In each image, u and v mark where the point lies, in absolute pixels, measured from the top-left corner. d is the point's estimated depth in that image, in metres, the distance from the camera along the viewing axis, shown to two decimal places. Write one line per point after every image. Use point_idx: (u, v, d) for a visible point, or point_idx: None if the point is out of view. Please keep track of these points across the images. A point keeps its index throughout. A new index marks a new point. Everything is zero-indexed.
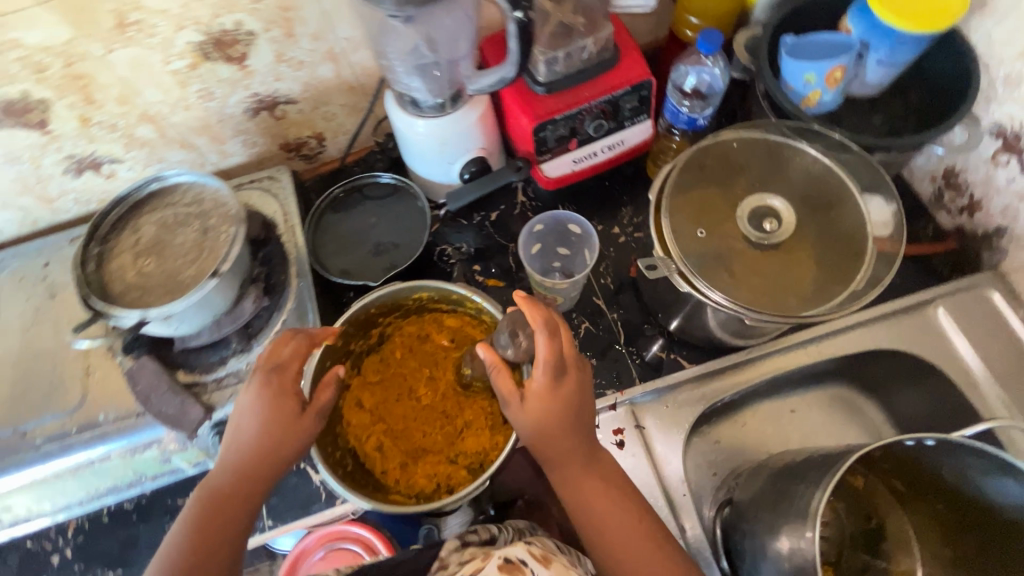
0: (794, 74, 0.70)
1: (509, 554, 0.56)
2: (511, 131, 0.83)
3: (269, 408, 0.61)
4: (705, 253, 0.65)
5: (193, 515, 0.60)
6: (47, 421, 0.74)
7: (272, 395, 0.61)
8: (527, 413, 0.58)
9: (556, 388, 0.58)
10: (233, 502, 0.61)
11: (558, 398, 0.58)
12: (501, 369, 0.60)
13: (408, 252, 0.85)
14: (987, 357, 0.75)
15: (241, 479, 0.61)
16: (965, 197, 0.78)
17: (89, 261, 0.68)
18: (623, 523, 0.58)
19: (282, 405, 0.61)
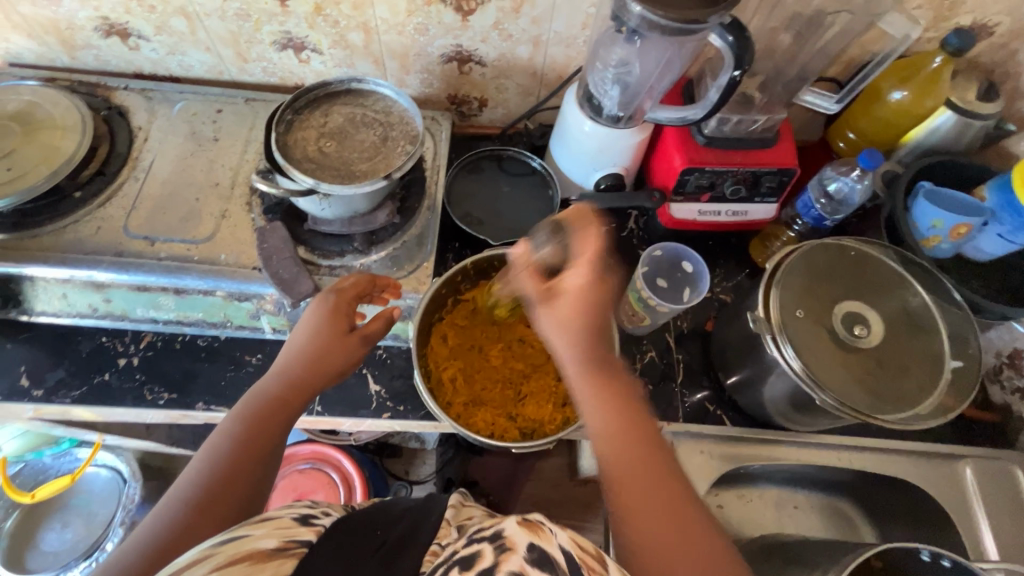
0: (923, 216, 0.79)
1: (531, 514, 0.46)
2: (657, 164, 0.90)
3: (321, 324, 0.68)
4: (799, 330, 0.72)
5: (237, 415, 0.61)
6: (175, 240, 0.80)
7: (333, 321, 0.68)
8: (557, 315, 0.57)
9: (576, 302, 0.57)
10: (280, 406, 0.63)
11: (586, 306, 0.57)
12: (529, 272, 0.61)
13: (526, 226, 0.94)
14: (995, 523, 0.80)
15: (291, 390, 0.64)
16: (1022, 379, 0.85)
17: (282, 124, 0.76)
18: (637, 459, 0.52)
19: (340, 330, 0.68)
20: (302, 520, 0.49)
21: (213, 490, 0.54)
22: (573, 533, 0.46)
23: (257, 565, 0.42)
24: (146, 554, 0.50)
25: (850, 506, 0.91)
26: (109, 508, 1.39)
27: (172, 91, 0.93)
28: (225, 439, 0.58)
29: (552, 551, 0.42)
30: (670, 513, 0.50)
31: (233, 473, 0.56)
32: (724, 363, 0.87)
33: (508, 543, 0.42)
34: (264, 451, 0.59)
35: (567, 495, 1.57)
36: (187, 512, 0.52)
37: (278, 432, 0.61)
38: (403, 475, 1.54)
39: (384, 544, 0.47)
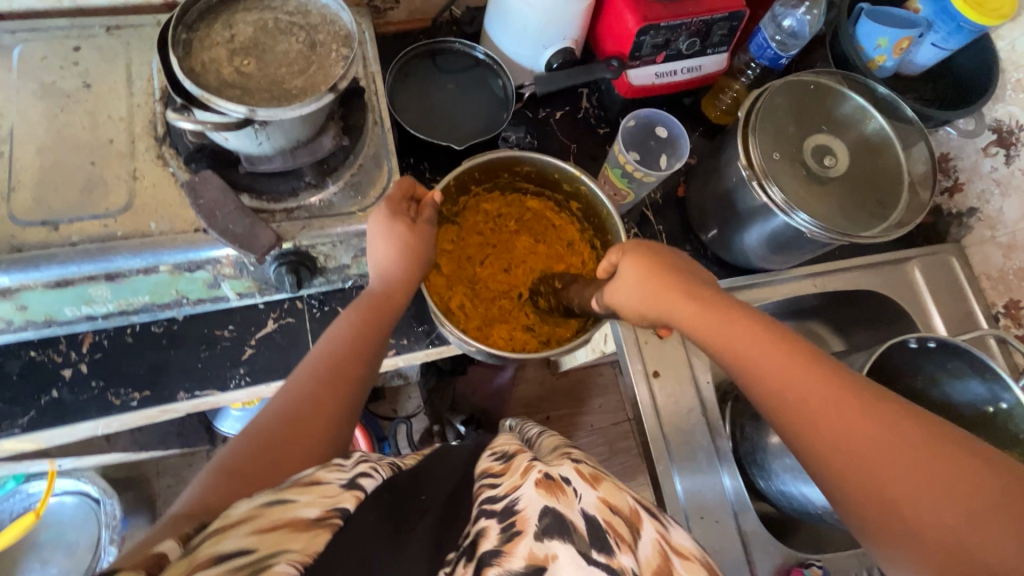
0: (868, 37, 0.81)
1: (550, 471, 0.47)
2: (607, 31, 0.85)
3: (384, 224, 0.61)
4: (780, 171, 0.74)
5: (351, 309, 0.63)
6: (85, 219, 0.65)
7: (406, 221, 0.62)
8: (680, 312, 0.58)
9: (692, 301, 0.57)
10: (379, 309, 0.62)
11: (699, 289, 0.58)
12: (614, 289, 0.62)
13: (482, 125, 0.87)
14: (942, 307, 0.92)
15: (387, 299, 0.63)
16: (949, 180, 0.95)
17: (178, 46, 0.61)
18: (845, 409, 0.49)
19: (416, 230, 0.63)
20: (347, 484, 0.45)
21: (333, 368, 0.58)
22: (603, 491, 0.48)
23: (292, 536, 0.38)
24: (280, 411, 0.55)
25: (819, 326, 1.02)
26: (90, 531, 1.29)
27: (0, 32, 0.72)
28: (342, 327, 0.61)
29: (570, 513, 0.43)
30: (899, 434, 0.46)
31: (341, 360, 0.59)
32: (703, 222, 0.90)
33: (518, 524, 0.41)
34: (374, 351, 0.61)
35: (554, 389, 1.67)
36: (312, 383, 0.57)
37: (382, 332, 0.62)
38: (393, 414, 1.58)
39: (430, 510, 0.47)
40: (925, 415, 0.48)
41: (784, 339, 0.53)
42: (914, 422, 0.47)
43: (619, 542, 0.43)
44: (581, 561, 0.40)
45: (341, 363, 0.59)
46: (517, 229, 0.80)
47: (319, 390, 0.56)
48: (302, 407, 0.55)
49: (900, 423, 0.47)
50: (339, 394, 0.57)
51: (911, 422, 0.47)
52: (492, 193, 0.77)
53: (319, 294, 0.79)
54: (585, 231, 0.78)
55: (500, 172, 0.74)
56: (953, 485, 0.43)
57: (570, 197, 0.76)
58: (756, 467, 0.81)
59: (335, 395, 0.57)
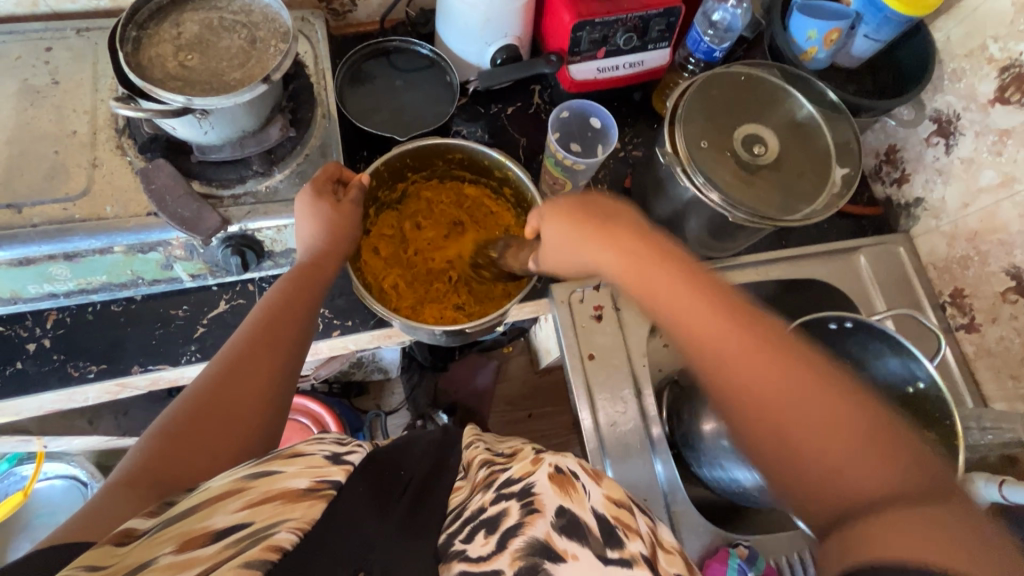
0: (800, 30, 0.83)
1: (558, 464, 0.48)
2: (548, 28, 0.89)
3: (309, 205, 0.66)
4: (704, 158, 0.77)
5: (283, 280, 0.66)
6: (47, 203, 0.71)
7: (328, 201, 0.67)
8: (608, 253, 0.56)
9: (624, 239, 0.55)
10: (311, 277, 0.66)
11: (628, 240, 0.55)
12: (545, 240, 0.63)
13: (431, 118, 0.91)
14: (888, 296, 0.93)
15: (315, 269, 0.67)
16: (897, 171, 0.96)
17: (127, 43, 0.66)
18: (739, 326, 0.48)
19: (338, 207, 0.67)
20: (332, 459, 0.50)
21: (263, 329, 0.61)
22: (606, 486, 0.48)
23: (288, 505, 0.42)
24: (214, 374, 0.58)
25: None
26: None
27: None
28: (274, 295, 0.65)
29: (583, 513, 0.43)
30: (799, 381, 0.45)
31: (272, 321, 0.62)
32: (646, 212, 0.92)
33: (536, 503, 0.43)
34: (307, 312, 0.65)
35: (533, 386, 1.68)
36: (243, 344, 0.60)
37: (314, 296, 0.66)
38: (374, 407, 1.62)
39: (410, 489, 0.49)
40: (835, 376, 0.45)
41: (705, 280, 0.51)
42: (819, 375, 0.45)
43: (626, 531, 0.44)
44: (599, 563, 0.40)
45: (272, 325, 0.62)
46: (457, 214, 0.83)
47: (249, 349, 0.60)
48: (234, 369, 0.58)
49: (811, 372, 0.45)
50: (271, 354, 0.60)
51: (822, 372, 0.45)
52: (431, 180, 0.81)
53: (271, 277, 0.84)
54: (520, 217, 0.81)
55: (434, 159, 0.78)
56: (846, 432, 0.42)
57: (502, 183, 0.79)
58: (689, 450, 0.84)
59: (266, 354, 0.60)
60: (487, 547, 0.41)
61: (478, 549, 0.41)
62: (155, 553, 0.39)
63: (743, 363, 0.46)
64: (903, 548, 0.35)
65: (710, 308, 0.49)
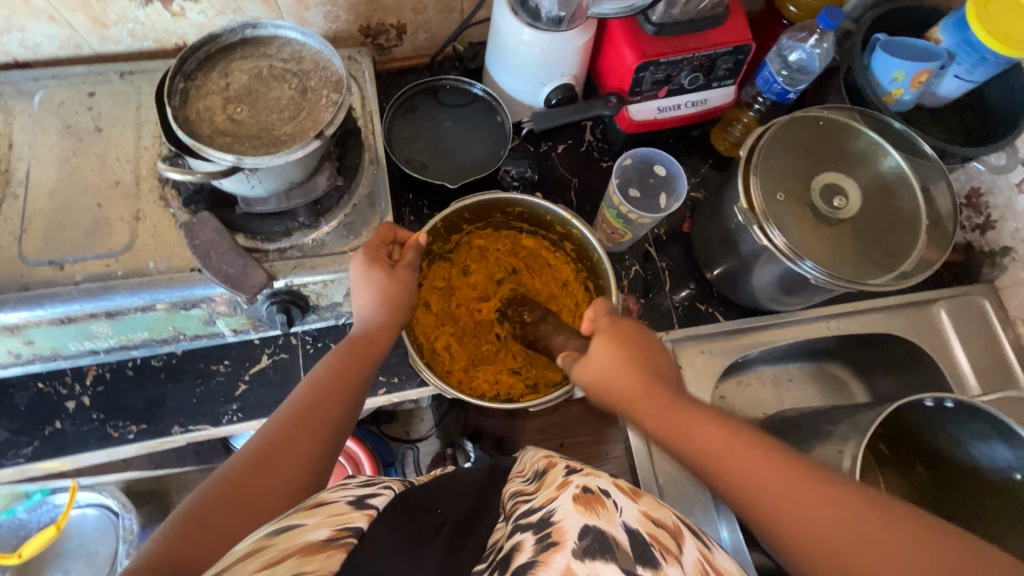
0: (884, 70, 0.76)
1: (587, 485, 0.44)
2: (607, 66, 0.84)
3: (365, 271, 0.63)
4: (782, 213, 0.71)
5: (335, 353, 0.62)
6: (89, 259, 0.68)
7: (384, 267, 0.63)
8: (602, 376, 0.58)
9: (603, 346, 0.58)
10: (367, 351, 0.63)
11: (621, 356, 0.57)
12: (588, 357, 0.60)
13: (480, 160, 0.86)
14: (973, 353, 0.85)
15: (369, 344, 0.63)
16: (981, 217, 0.88)
17: (174, 96, 0.63)
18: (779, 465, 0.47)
19: (394, 274, 0.64)
20: (357, 504, 0.44)
21: (310, 408, 0.56)
22: (645, 505, 0.44)
23: (307, 558, 0.37)
24: (253, 458, 0.52)
25: (839, 367, 0.96)
26: (108, 544, 1.33)
27: (24, 80, 0.76)
28: (324, 369, 0.60)
29: (613, 529, 0.40)
30: (790, 482, 0.46)
31: (321, 401, 0.57)
32: (708, 260, 0.87)
33: (555, 535, 0.39)
34: (358, 391, 0.61)
35: (567, 417, 1.63)
36: (288, 426, 0.55)
37: (366, 374, 0.62)
38: (404, 436, 1.58)
39: (445, 528, 0.46)
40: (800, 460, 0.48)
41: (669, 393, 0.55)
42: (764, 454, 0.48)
43: (665, 555, 0.40)
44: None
45: (319, 405, 0.57)
46: (513, 266, 0.79)
47: (296, 432, 0.54)
48: (277, 453, 0.52)
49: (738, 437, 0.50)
50: (317, 439, 0.55)
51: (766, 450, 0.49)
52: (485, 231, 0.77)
53: (314, 330, 0.80)
54: (580, 272, 0.77)
55: (492, 211, 0.73)
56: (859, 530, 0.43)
57: (564, 237, 0.74)
58: None
59: (311, 442, 0.55)
60: None
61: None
62: None
63: (794, 498, 0.45)
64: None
65: (722, 431, 0.51)
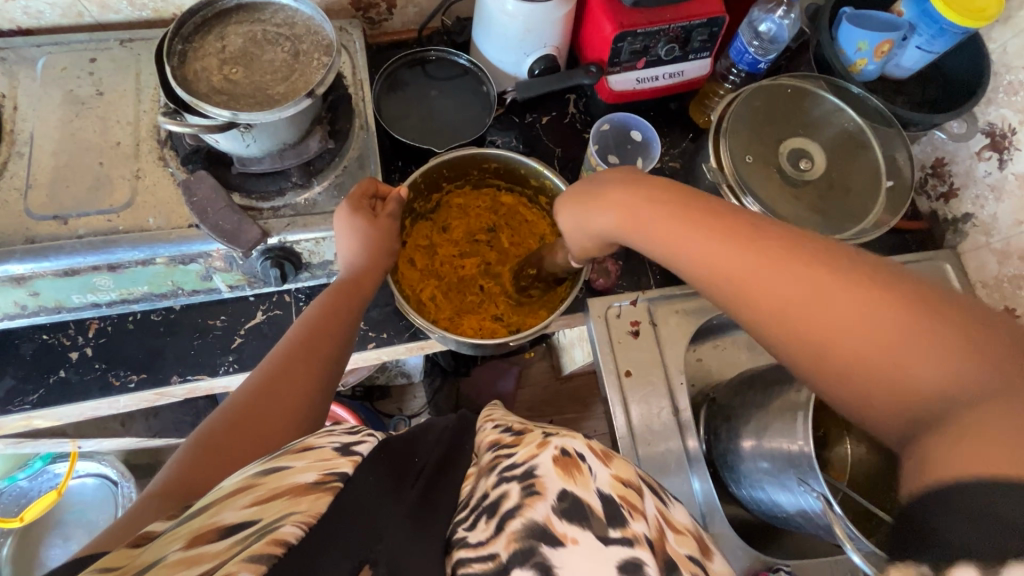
0: (849, 41, 0.80)
1: (565, 446, 0.47)
2: (587, 38, 0.87)
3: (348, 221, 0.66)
4: (750, 174, 0.75)
5: (322, 296, 0.66)
6: (92, 214, 0.72)
7: (366, 216, 0.67)
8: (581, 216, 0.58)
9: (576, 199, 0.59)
10: (353, 291, 0.67)
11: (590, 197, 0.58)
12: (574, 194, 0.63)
13: (466, 127, 0.90)
14: None
15: (354, 285, 0.67)
16: (945, 185, 0.93)
17: (173, 56, 0.66)
18: (743, 247, 0.45)
19: (376, 222, 0.68)
20: (342, 450, 0.48)
21: (301, 343, 0.61)
22: (615, 466, 0.48)
23: (295, 499, 0.41)
24: (251, 393, 0.57)
25: None
26: (107, 512, 1.37)
27: (28, 46, 0.79)
28: (313, 309, 0.65)
29: (587, 495, 0.43)
30: (791, 270, 0.43)
31: (310, 337, 0.62)
32: None
33: (539, 487, 0.43)
34: (346, 327, 0.65)
35: (556, 393, 1.67)
36: (281, 360, 0.60)
37: (353, 312, 0.67)
38: (396, 411, 1.62)
39: (424, 472, 0.49)
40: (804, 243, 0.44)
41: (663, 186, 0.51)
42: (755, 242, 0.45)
43: (632, 511, 0.44)
44: (599, 543, 0.41)
45: (309, 341, 0.62)
46: (493, 222, 0.83)
47: (289, 364, 0.59)
48: (272, 385, 0.57)
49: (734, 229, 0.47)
50: (309, 369, 0.60)
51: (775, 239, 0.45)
52: (465, 189, 0.81)
53: (307, 289, 0.84)
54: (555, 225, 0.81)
55: (469, 168, 0.77)
56: (858, 301, 0.40)
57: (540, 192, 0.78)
58: (728, 469, 0.82)
59: (303, 370, 0.60)
60: (487, 532, 0.41)
61: (478, 535, 0.41)
62: (167, 551, 0.39)
63: (765, 275, 0.44)
64: (978, 467, 0.33)
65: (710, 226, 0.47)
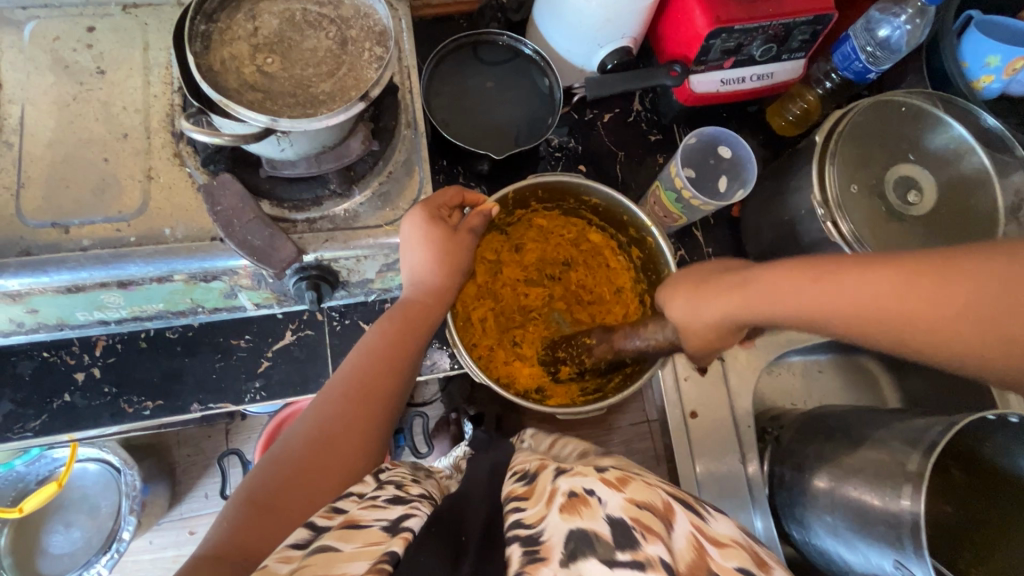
0: (976, 54, 0.70)
1: (572, 486, 0.40)
2: (671, 29, 0.76)
3: (425, 234, 0.53)
4: (854, 207, 0.66)
5: (384, 322, 0.54)
6: (97, 222, 0.61)
7: (445, 228, 0.55)
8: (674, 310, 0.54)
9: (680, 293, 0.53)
10: (422, 319, 0.55)
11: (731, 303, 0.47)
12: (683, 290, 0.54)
13: (523, 124, 0.79)
14: None
15: (421, 312, 0.55)
16: None
17: (195, 39, 0.54)
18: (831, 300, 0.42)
19: (456, 236, 0.56)
20: (393, 529, 0.38)
21: (362, 386, 0.50)
22: (630, 490, 0.40)
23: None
24: (304, 449, 0.46)
25: (874, 363, 0.94)
26: (110, 499, 1.31)
27: (10, 7, 0.66)
28: (374, 339, 0.53)
29: (597, 526, 0.36)
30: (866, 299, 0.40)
31: (373, 380, 0.51)
32: (757, 248, 0.82)
33: (544, 550, 0.35)
34: (410, 364, 0.54)
35: None
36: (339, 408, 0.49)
37: (421, 344, 0.55)
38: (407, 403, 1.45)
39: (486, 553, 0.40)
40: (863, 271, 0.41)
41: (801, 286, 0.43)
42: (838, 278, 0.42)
43: (648, 535, 0.36)
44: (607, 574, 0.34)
45: (370, 382, 0.51)
46: (571, 256, 0.75)
47: (350, 415, 0.48)
48: (329, 439, 0.47)
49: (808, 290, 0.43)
50: (371, 421, 0.49)
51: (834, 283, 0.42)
52: (553, 216, 0.72)
53: (341, 307, 0.75)
54: (639, 283, 0.73)
55: (566, 196, 0.69)
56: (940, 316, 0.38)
57: (637, 245, 0.70)
58: (793, 519, 0.76)
59: (364, 422, 0.49)
60: None
61: None
62: None
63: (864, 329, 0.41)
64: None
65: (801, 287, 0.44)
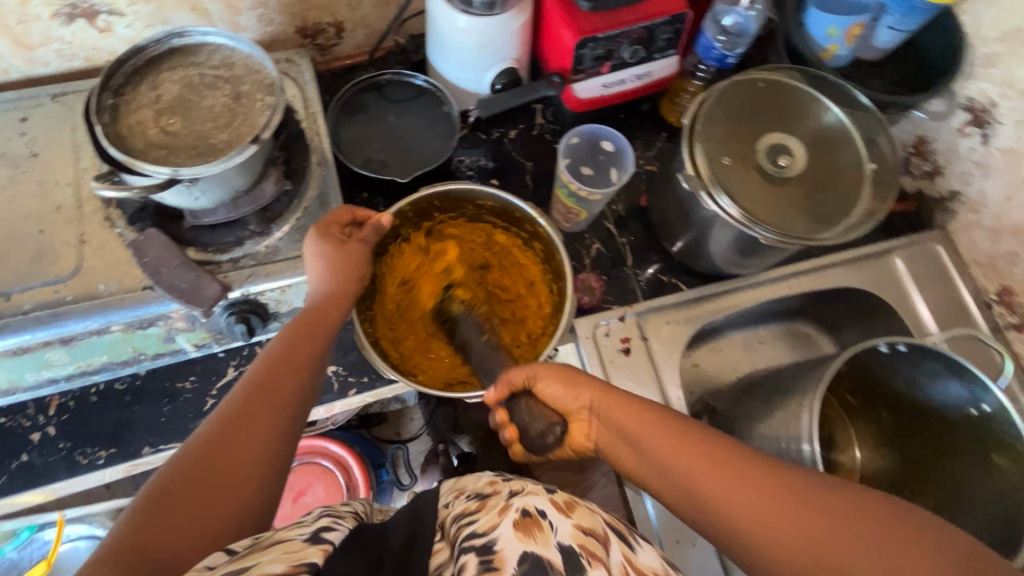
0: (818, 27, 0.78)
1: (527, 506, 0.43)
2: (549, 46, 0.84)
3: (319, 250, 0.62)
4: (729, 177, 0.71)
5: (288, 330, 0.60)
6: (36, 286, 0.66)
7: (337, 244, 0.63)
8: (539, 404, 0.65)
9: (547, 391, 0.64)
10: (323, 324, 0.61)
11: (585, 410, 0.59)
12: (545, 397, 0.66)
13: (430, 149, 0.85)
14: (931, 300, 0.87)
15: (322, 317, 0.61)
16: (928, 164, 0.90)
17: (103, 112, 0.62)
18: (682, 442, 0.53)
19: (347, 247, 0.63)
20: (314, 538, 0.42)
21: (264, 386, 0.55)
22: (577, 516, 0.44)
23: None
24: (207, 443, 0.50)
25: (807, 325, 0.97)
26: None
27: None
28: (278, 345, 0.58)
29: (547, 552, 0.39)
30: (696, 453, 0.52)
31: (276, 379, 0.56)
32: (666, 232, 0.87)
33: (497, 563, 0.38)
34: (314, 365, 0.59)
35: None
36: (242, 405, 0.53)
37: (324, 347, 0.61)
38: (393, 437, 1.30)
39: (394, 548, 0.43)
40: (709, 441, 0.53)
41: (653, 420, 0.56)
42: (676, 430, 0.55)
43: (592, 560, 0.40)
44: None
45: (272, 382, 0.55)
46: (485, 259, 0.80)
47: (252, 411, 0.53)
48: (232, 433, 0.51)
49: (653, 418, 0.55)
50: (274, 417, 0.54)
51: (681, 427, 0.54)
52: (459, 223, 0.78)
53: None
54: (546, 274, 0.77)
55: (464, 203, 0.75)
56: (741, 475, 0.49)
57: (536, 239, 0.75)
58: None
59: (267, 418, 0.53)
60: None
61: None
62: None
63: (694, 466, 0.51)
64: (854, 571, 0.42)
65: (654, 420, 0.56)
